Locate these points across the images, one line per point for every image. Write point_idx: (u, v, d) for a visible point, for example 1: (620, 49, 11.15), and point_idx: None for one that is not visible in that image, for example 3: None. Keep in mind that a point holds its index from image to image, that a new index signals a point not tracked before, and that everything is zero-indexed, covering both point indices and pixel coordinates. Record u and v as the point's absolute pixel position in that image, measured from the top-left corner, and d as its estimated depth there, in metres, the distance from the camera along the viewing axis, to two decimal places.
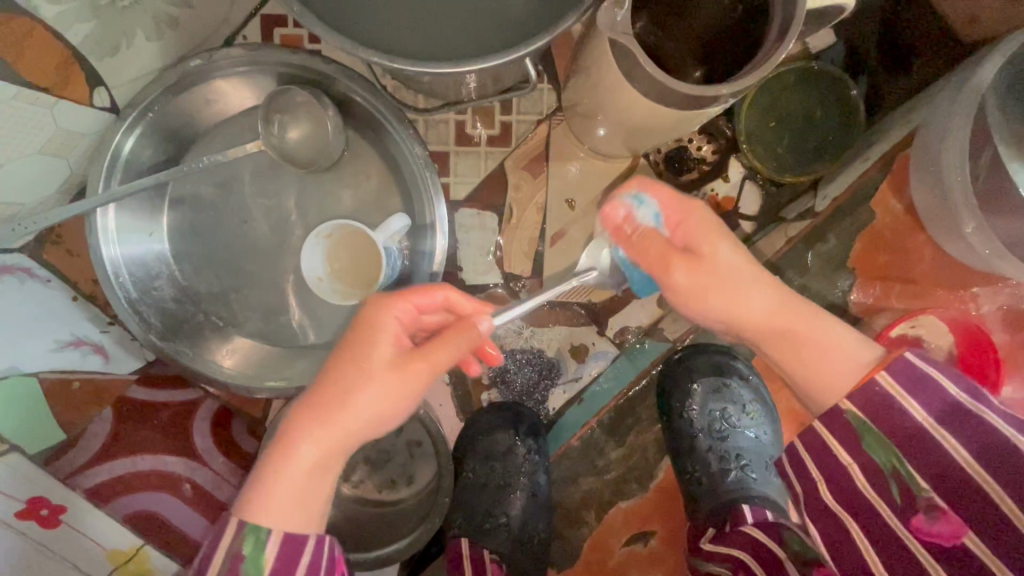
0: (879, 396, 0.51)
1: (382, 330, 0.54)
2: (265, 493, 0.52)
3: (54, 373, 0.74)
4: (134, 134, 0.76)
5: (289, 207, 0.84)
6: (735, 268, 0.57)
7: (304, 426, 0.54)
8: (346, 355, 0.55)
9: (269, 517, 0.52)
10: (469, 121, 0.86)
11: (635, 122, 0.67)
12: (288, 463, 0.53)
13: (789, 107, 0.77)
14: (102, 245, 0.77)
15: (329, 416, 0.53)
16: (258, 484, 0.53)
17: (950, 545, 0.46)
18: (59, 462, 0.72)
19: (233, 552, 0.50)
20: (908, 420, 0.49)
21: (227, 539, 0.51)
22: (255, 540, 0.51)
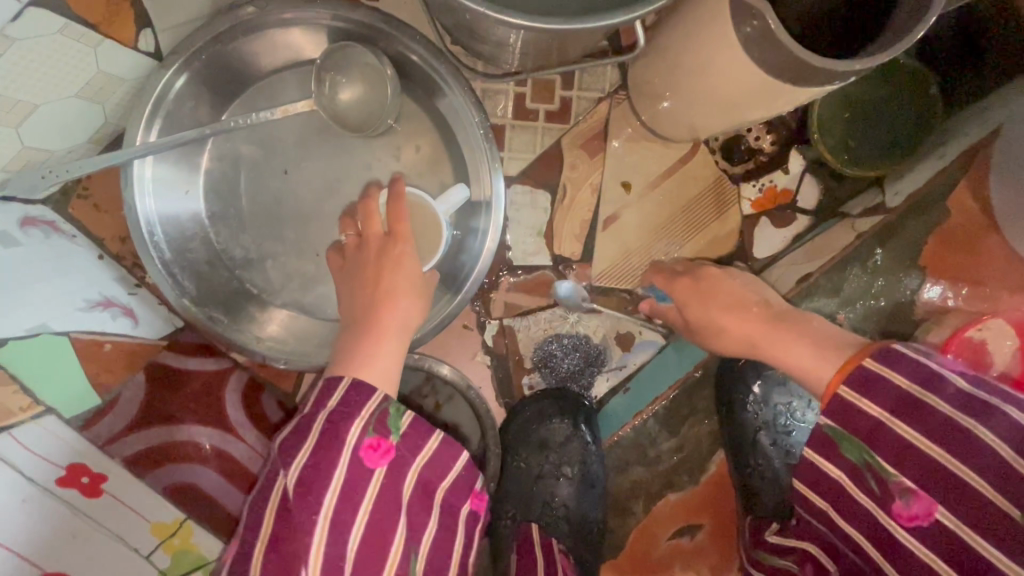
0: (842, 408, 0.52)
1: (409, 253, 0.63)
2: (363, 361, 0.58)
3: (83, 332, 0.66)
4: (182, 80, 0.71)
5: (336, 172, 0.80)
6: (741, 298, 0.65)
7: (390, 314, 0.61)
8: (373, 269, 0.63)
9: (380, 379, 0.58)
10: (528, 94, 0.82)
11: (713, 107, 0.65)
12: (385, 339, 0.60)
13: (863, 99, 0.75)
14: (136, 199, 0.72)
15: (400, 309, 0.62)
16: (353, 357, 0.59)
17: (927, 523, 0.47)
18: (96, 429, 0.64)
19: (382, 407, 0.55)
20: (867, 416, 0.50)
21: (377, 400, 0.54)
22: (396, 408, 0.56)
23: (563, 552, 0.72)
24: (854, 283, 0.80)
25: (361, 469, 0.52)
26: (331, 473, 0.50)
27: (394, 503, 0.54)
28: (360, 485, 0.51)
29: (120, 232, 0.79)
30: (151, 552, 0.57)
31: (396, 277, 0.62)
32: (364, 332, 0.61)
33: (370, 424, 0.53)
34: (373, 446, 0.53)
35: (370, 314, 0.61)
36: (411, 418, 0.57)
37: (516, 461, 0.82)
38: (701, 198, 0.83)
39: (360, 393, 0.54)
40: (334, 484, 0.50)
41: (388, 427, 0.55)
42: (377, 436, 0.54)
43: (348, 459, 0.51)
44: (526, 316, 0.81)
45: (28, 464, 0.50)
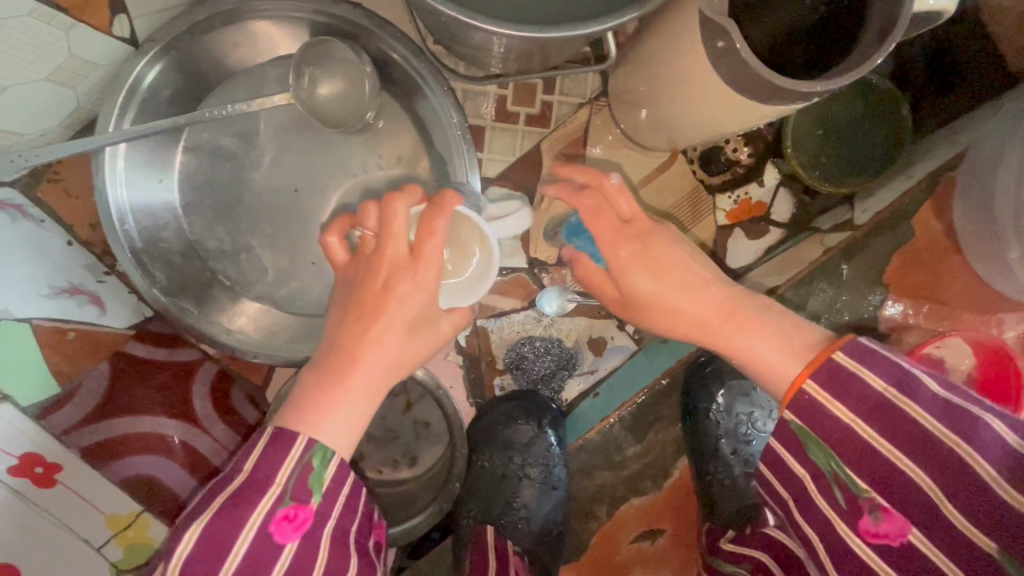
0: (809, 407, 0.49)
1: (427, 284, 0.52)
2: (318, 408, 0.50)
3: (46, 319, 0.65)
4: (156, 69, 0.70)
5: (313, 167, 0.80)
6: (692, 278, 0.55)
7: (365, 359, 0.51)
8: (370, 301, 0.51)
9: (335, 433, 0.50)
10: (509, 97, 0.83)
11: (688, 118, 0.65)
12: (348, 391, 0.51)
13: (837, 117, 0.76)
14: (108, 186, 0.71)
15: (385, 353, 0.52)
16: (306, 401, 0.50)
17: (897, 543, 0.47)
18: (53, 418, 0.62)
19: (303, 464, 0.48)
20: (836, 421, 0.48)
21: (295, 455, 0.48)
22: (322, 457, 0.49)
23: (517, 553, 0.73)
24: (820, 297, 0.82)
25: (268, 541, 0.47)
26: (225, 548, 0.46)
27: (306, 563, 0.49)
28: (267, 557, 0.47)
29: (90, 218, 0.78)
30: (102, 544, 0.58)
31: (394, 320, 0.52)
32: (331, 373, 0.51)
33: (286, 493, 0.48)
34: (287, 517, 0.48)
35: (350, 354, 0.51)
36: (338, 470, 0.50)
37: (481, 461, 0.82)
38: (677, 207, 0.84)
39: (280, 449, 0.48)
40: (230, 557, 0.46)
41: (308, 491, 0.49)
42: (294, 505, 0.49)
43: (253, 532, 0.47)
44: (498, 317, 0.81)
45: None
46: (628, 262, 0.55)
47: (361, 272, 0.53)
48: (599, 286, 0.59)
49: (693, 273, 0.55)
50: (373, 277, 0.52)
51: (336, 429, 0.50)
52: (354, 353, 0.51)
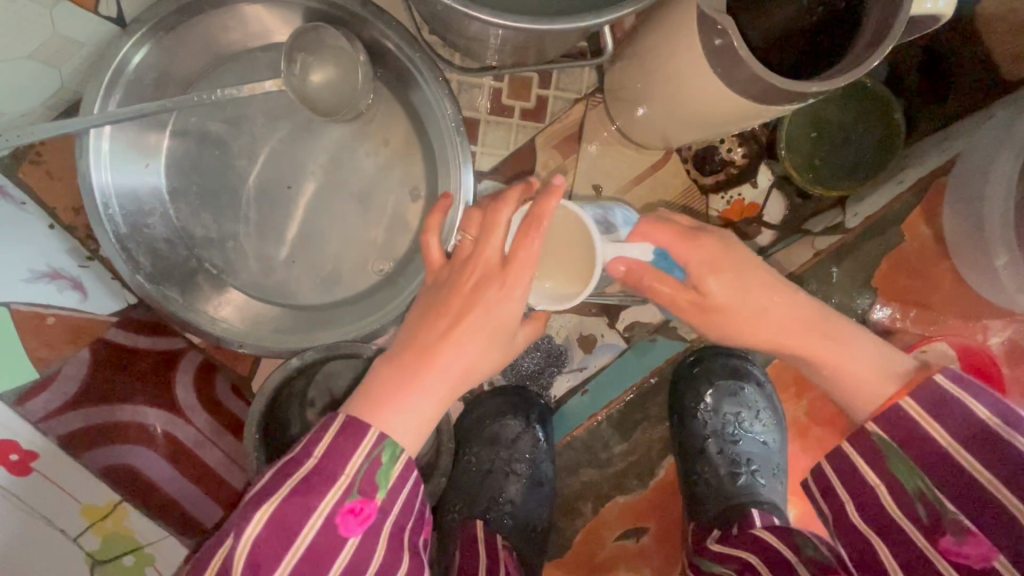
0: (903, 423, 0.47)
1: (514, 295, 0.53)
2: (391, 403, 0.51)
3: (27, 305, 0.63)
4: (143, 51, 0.69)
5: (303, 156, 0.79)
6: (779, 289, 0.56)
7: (446, 362, 0.52)
8: (455, 303, 0.53)
9: (405, 432, 0.51)
10: (504, 90, 0.82)
11: (683, 116, 0.65)
12: (423, 392, 0.52)
13: (831, 120, 0.76)
14: (91, 169, 0.70)
15: (470, 358, 0.53)
16: (379, 394, 0.52)
17: (979, 568, 0.39)
18: (30, 405, 0.58)
19: (372, 458, 0.50)
20: (930, 440, 0.45)
21: (367, 448, 0.49)
22: (390, 454, 0.51)
23: (506, 548, 0.72)
24: None
25: (333, 533, 0.48)
26: (293, 534, 0.47)
27: (364, 555, 0.49)
28: (330, 550, 0.48)
29: (73, 202, 0.77)
30: (79, 535, 0.55)
31: (476, 327, 0.53)
32: (412, 372, 0.52)
33: (353, 485, 0.49)
34: (353, 510, 0.49)
35: (431, 354, 0.53)
36: (404, 468, 0.51)
37: (467, 456, 0.81)
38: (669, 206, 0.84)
39: (350, 439, 0.50)
40: (298, 544, 0.47)
41: (374, 485, 0.50)
42: (360, 499, 0.50)
43: (321, 520, 0.48)
44: None
45: None
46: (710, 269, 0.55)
47: (450, 275, 0.54)
48: (666, 292, 0.56)
49: (781, 286, 0.56)
50: (458, 282, 0.53)
51: (408, 430, 0.52)
52: (436, 355, 0.52)
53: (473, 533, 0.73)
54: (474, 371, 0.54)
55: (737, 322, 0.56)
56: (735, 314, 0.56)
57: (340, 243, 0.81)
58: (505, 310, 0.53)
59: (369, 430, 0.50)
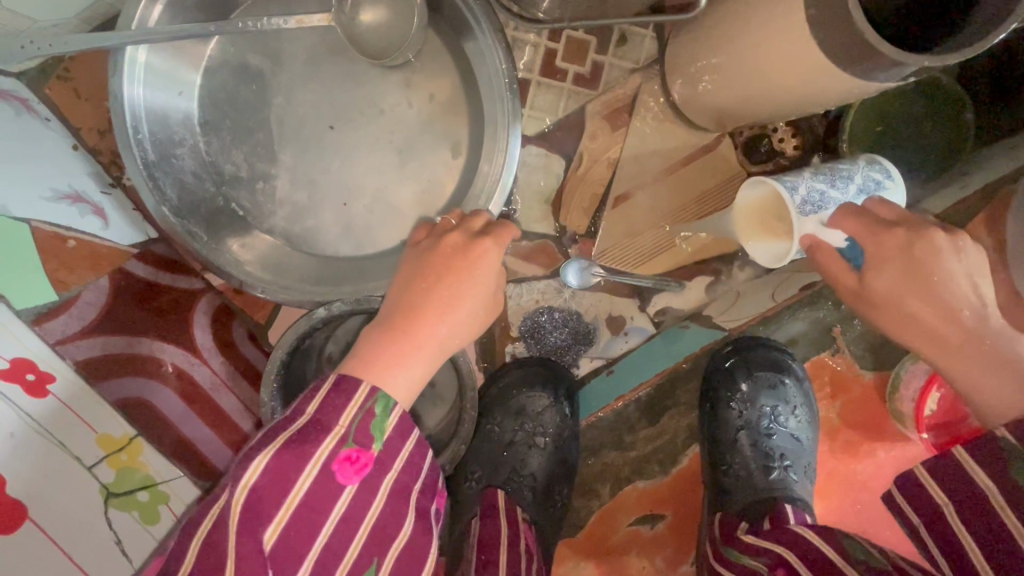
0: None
1: (491, 254, 0.55)
2: (384, 361, 0.50)
3: (46, 224, 0.61)
4: None
5: (344, 99, 0.76)
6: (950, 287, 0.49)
7: (434, 321, 0.52)
8: (440, 263, 0.54)
9: (399, 384, 0.50)
10: (559, 52, 0.78)
11: (752, 95, 0.62)
12: (413, 350, 0.51)
13: (895, 115, 0.73)
14: (124, 85, 0.65)
15: (456, 315, 0.53)
16: (372, 354, 0.50)
17: None
18: (47, 327, 0.57)
19: (365, 410, 0.48)
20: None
21: (359, 399, 0.48)
22: (384, 406, 0.49)
23: (525, 521, 0.71)
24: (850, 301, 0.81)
25: (330, 482, 0.46)
26: (289, 483, 0.44)
27: (363, 508, 0.47)
28: (327, 498, 0.46)
29: (99, 124, 0.74)
30: (94, 465, 0.52)
31: (460, 285, 0.54)
32: (399, 331, 0.52)
33: (349, 434, 0.47)
34: (349, 458, 0.47)
35: (415, 312, 0.52)
36: (399, 422, 0.49)
37: (490, 424, 0.79)
38: (715, 191, 0.81)
39: (343, 394, 0.47)
40: (292, 495, 0.44)
41: (370, 436, 0.48)
42: (357, 447, 0.47)
43: (317, 469, 0.45)
44: (520, 284, 0.79)
45: None
46: (877, 263, 0.51)
47: (428, 245, 0.56)
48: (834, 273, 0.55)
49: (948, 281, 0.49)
50: (448, 244, 0.55)
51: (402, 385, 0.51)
52: (422, 313, 0.52)
53: (494, 502, 0.72)
54: (463, 330, 0.54)
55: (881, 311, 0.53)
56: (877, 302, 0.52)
57: (376, 196, 0.77)
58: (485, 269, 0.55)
59: (362, 383, 0.48)
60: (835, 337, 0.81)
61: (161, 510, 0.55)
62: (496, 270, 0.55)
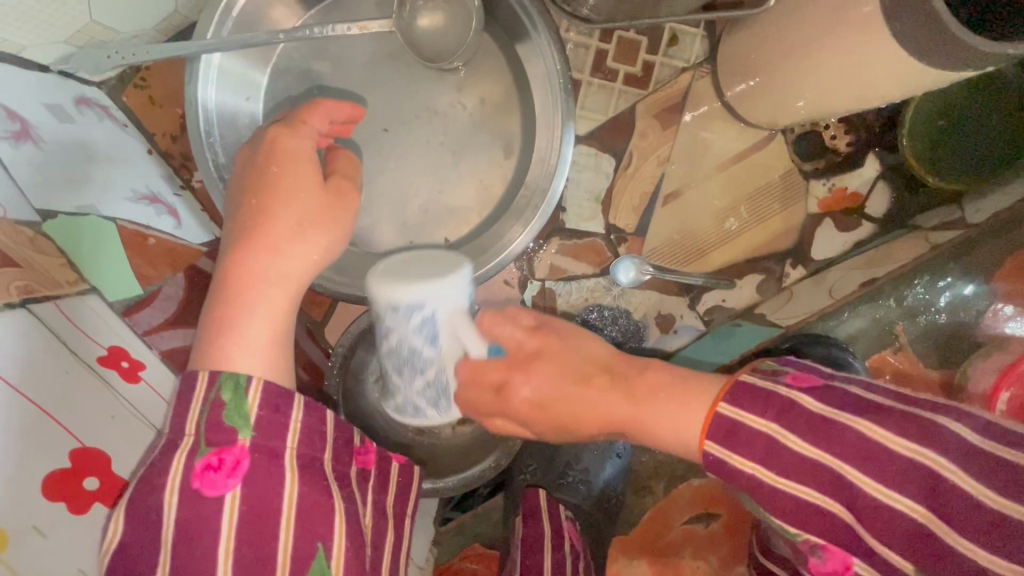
0: (784, 408, 0.40)
1: (293, 148, 0.50)
2: (222, 337, 0.46)
3: (130, 222, 0.64)
4: None
5: (401, 100, 0.78)
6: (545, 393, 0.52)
7: (250, 262, 0.48)
8: (249, 196, 0.49)
9: (249, 357, 0.46)
10: (610, 51, 0.79)
11: (813, 88, 0.62)
12: (248, 307, 0.47)
13: (959, 108, 0.71)
14: (199, 90, 0.69)
15: (273, 243, 0.48)
16: (210, 338, 0.46)
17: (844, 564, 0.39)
18: (137, 318, 0.63)
19: (211, 402, 0.44)
20: (804, 412, 0.40)
21: (200, 392, 0.44)
22: (233, 389, 0.45)
23: (569, 519, 0.72)
24: (914, 298, 0.81)
25: (201, 500, 0.42)
26: (157, 513, 0.42)
27: (271, 499, 0.44)
28: (206, 518, 0.41)
29: (171, 129, 0.78)
30: None
31: (266, 207, 0.48)
32: (223, 294, 0.48)
33: (201, 439, 0.43)
34: (211, 467, 0.43)
35: (227, 264, 0.48)
36: (260, 397, 0.45)
37: None
38: (770, 189, 0.81)
39: (185, 393, 0.45)
40: (165, 533, 0.41)
41: (228, 429, 0.44)
42: (216, 451, 0.43)
43: (179, 494, 0.42)
44: (569, 282, 0.82)
45: (73, 336, 0.49)
46: None
47: (234, 187, 0.51)
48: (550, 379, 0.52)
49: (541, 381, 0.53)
50: (253, 157, 0.51)
51: (253, 353, 0.47)
52: (233, 263, 0.48)
53: (535, 505, 0.71)
54: (297, 253, 0.49)
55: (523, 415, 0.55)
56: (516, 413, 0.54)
57: (431, 196, 0.79)
58: (294, 169, 0.49)
59: (197, 375, 0.45)
60: (897, 335, 0.82)
61: None
62: (299, 169, 0.50)
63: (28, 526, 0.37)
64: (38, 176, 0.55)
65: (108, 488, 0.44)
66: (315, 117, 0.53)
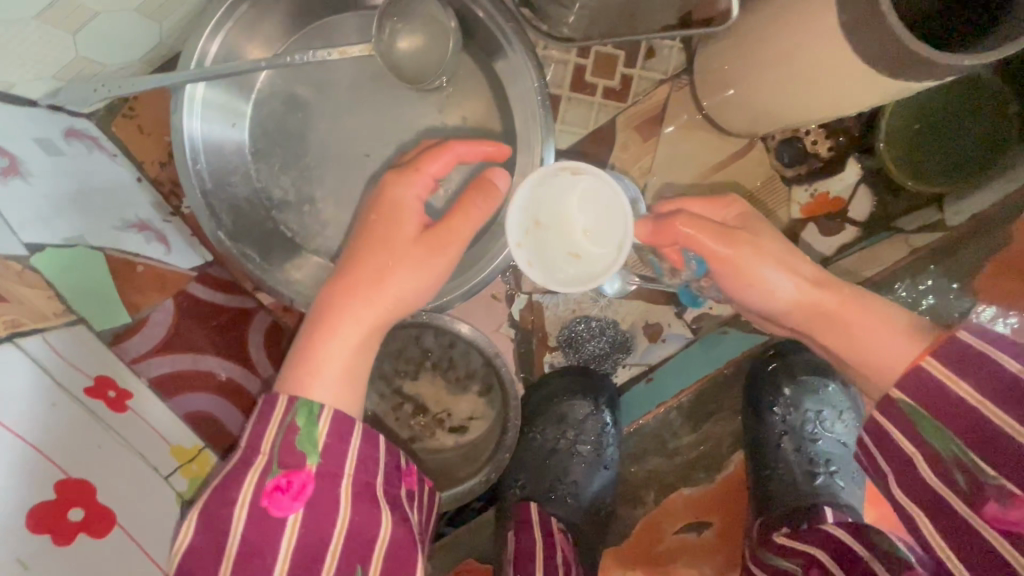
0: (926, 388, 0.42)
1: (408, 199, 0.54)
2: (309, 368, 0.50)
3: (118, 251, 0.65)
4: (217, 41, 0.69)
5: (384, 120, 0.79)
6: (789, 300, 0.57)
7: (344, 303, 0.52)
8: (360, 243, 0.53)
9: (324, 387, 0.49)
10: (588, 67, 0.80)
11: (788, 98, 0.63)
12: (332, 342, 0.51)
13: (936, 111, 0.73)
14: (184, 121, 0.70)
15: (364, 287, 0.52)
16: (298, 366, 0.50)
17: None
18: (126, 345, 0.64)
19: (286, 426, 0.47)
20: (953, 397, 0.41)
21: (277, 416, 0.47)
22: (306, 416, 0.48)
23: (560, 530, 0.73)
24: (903, 297, 0.80)
25: (267, 518, 0.44)
26: (224, 525, 0.44)
27: (325, 524, 0.45)
28: (270, 534, 0.44)
29: (160, 157, 0.79)
30: (169, 474, 0.55)
31: (370, 254, 0.52)
32: (317, 328, 0.52)
33: (273, 460, 0.46)
34: (279, 488, 0.45)
35: (325, 303, 0.52)
36: (330, 425, 0.48)
37: (534, 433, 0.80)
38: (752, 196, 0.82)
39: (262, 416, 0.48)
40: (228, 548, 0.44)
41: (297, 453, 0.46)
42: (285, 473, 0.45)
43: (247, 508, 0.44)
44: (555, 294, 0.78)
45: (59, 368, 0.50)
46: None
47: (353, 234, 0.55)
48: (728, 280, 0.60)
49: (776, 279, 0.57)
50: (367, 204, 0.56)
51: (328, 384, 0.50)
52: (329, 301, 0.52)
53: (528, 516, 0.73)
54: (391, 295, 0.52)
55: (740, 288, 0.58)
56: (741, 280, 0.58)
57: None
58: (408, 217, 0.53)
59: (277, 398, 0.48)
60: None
61: None
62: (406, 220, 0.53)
63: (14, 560, 0.38)
64: (30, 210, 0.56)
65: (97, 519, 0.45)
66: (429, 167, 0.56)
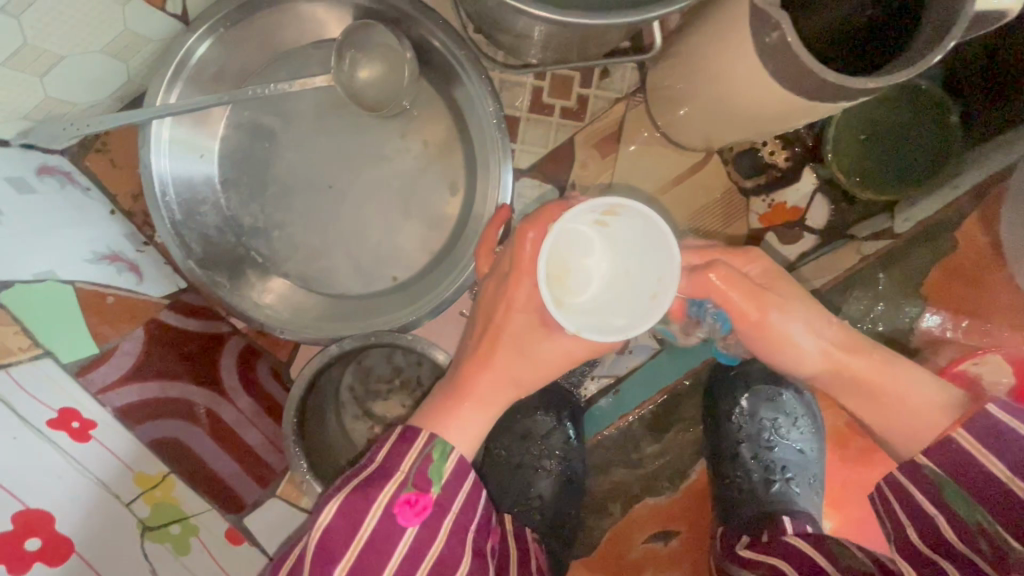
0: (956, 456, 0.45)
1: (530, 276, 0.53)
2: (442, 416, 0.53)
3: (88, 283, 0.67)
4: (174, 94, 0.73)
5: (347, 147, 0.81)
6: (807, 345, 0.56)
7: (490, 365, 0.54)
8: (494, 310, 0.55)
9: (459, 433, 0.52)
10: (545, 88, 0.82)
11: (732, 115, 0.64)
12: (475, 399, 0.54)
13: (882, 123, 0.76)
14: (153, 159, 0.74)
15: (511, 351, 0.54)
16: (433, 413, 0.53)
17: None
18: (90, 377, 0.63)
19: (424, 455, 0.50)
20: (974, 463, 0.44)
21: (418, 445, 0.50)
22: (441, 451, 0.51)
23: (534, 539, 0.72)
24: (854, 305, 0.82)
25: (394, 524, 0.48)
26: (353, 527, 0.48)
27: (423, 542, 0.49)
28: (389, 539, 0.48)
29: (133, 189, 0.82)
30: (132, 501, 0.58)
31: (514, 321, 0.54)
32: (459, 381, 0.55)
33: (408, 478, 0.49)
34: (409, 501, 0.49)
35: (469, 364, 0.55)
36: (456, 465, 0.51)
37: (497, 449, 0.81)
38: (710, 208, 0.84)
39: (407, 441, 0.51)
40: (348, 553, 0.47)
41: (429, 480, 0.50)
42: (416, 491, 0.49)
43: (379, 511, 0.48)
44: None
45: (24, 403, 0.52)
46: None
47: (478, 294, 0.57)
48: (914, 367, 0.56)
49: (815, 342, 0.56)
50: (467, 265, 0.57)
51: (464, 434, 0.53)
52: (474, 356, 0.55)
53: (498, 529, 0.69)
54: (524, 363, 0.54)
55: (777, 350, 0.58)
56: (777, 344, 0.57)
57: (380, 237, 0.82)
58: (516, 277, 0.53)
59: (420, 432, 0.51)
60: None
61: (191, 542, 0.62)
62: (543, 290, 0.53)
63: None
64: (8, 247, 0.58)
65: (54, 550, 0.48)
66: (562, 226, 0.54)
